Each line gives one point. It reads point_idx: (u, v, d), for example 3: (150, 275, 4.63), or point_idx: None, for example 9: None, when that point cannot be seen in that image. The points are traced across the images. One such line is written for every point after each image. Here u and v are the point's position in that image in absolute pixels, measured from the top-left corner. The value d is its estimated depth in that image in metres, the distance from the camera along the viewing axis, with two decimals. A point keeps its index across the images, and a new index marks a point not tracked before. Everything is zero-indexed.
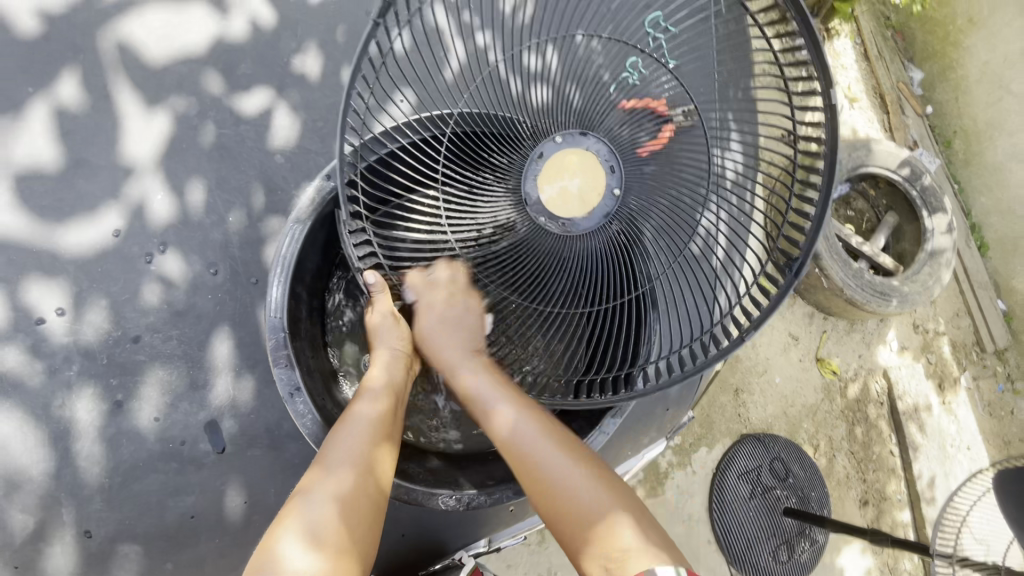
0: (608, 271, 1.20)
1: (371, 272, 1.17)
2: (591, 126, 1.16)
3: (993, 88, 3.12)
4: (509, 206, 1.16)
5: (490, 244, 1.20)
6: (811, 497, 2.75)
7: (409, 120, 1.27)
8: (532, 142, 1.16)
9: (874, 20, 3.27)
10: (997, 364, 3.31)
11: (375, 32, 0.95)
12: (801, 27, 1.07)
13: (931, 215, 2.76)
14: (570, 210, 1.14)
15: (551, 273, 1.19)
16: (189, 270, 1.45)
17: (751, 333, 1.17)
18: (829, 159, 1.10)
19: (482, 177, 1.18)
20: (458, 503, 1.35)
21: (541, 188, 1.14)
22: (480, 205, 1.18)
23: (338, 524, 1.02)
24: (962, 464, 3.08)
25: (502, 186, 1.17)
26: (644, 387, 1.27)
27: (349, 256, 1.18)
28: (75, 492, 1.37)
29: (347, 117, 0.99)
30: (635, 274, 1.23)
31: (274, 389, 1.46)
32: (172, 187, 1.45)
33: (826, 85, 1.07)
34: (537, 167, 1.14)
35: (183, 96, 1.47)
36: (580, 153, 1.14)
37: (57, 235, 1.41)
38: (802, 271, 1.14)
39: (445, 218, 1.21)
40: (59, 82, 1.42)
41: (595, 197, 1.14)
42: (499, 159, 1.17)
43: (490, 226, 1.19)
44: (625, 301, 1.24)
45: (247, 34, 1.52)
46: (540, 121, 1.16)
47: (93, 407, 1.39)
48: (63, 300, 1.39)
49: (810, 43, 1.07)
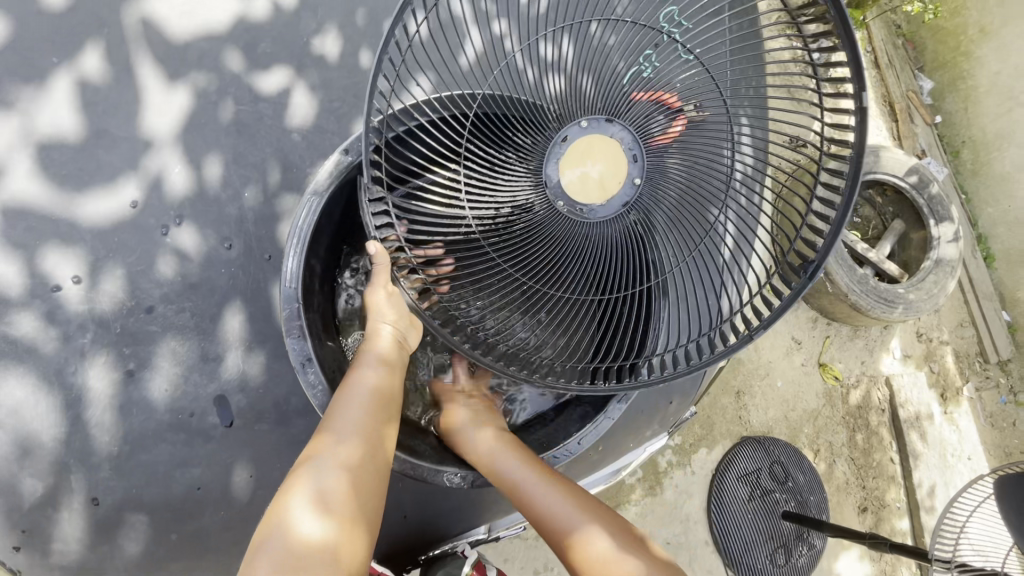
0: (621, 260, 1.22)
1: (376, 240, 1.26)
2: (616, 113, 1.16)
3: (1003, 100, 3.08)
4: (529, 187, 1.16)
5: (506, 224, 1.20)
6: (810, 501, 2.75)
7: (436, 97, 1.28)
8: (556, 126, 1.15)
9: (885, 28, 3.28)
10: (999, 376, 3.30)
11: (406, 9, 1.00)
12: (837, 23, 1.06)
13: (937, 223, 2.74)
14: (588, 197, 1.15)
15: (568, 257, 1.21)
16: (204, 243, 1.47)
17: (758, 332, 1.18)
18: (854, 164, 1.10)
19: (505, 155, 1.18)
20: (461, 481, 1.38)
21: (562, 172, 1.14)
22: (501, 184, 1.18)
23: (346, 492, 1.03)
24: (962, 474, 3.05)
25: (523, 166, 1.16)
26: (649, 378, 1.28)
27: (367, 224, 1.22)
28: (85, 459, 1.39)
29: (375, 86, 1.03)
30: (649, 264, 1.24)
31: (284, 364, 1.48)
32: (190, 161, 1.47)
33: (856, 87, 1.06)
34: (561, 151, 1.14)
35: (204, 73, 1.49)
36: (602, 140, 1.14)
37: (75, 204, 1.42)
38: (815, 274, 1.14)
39: (464, 193, 1.20)
40: (83, 53, 1.44)
41: (613, 184, 1.16)
42: (522, 139, 1.16)
43: (508, 206, 1.18)
44: (638, 291, 1.26)
45: (268, 14, 1.53)
46: (559, 103, 1.15)
47: (105, 374, 1.41)
48: (79, 268, 1.41)
49: (847, 40, 1.06)
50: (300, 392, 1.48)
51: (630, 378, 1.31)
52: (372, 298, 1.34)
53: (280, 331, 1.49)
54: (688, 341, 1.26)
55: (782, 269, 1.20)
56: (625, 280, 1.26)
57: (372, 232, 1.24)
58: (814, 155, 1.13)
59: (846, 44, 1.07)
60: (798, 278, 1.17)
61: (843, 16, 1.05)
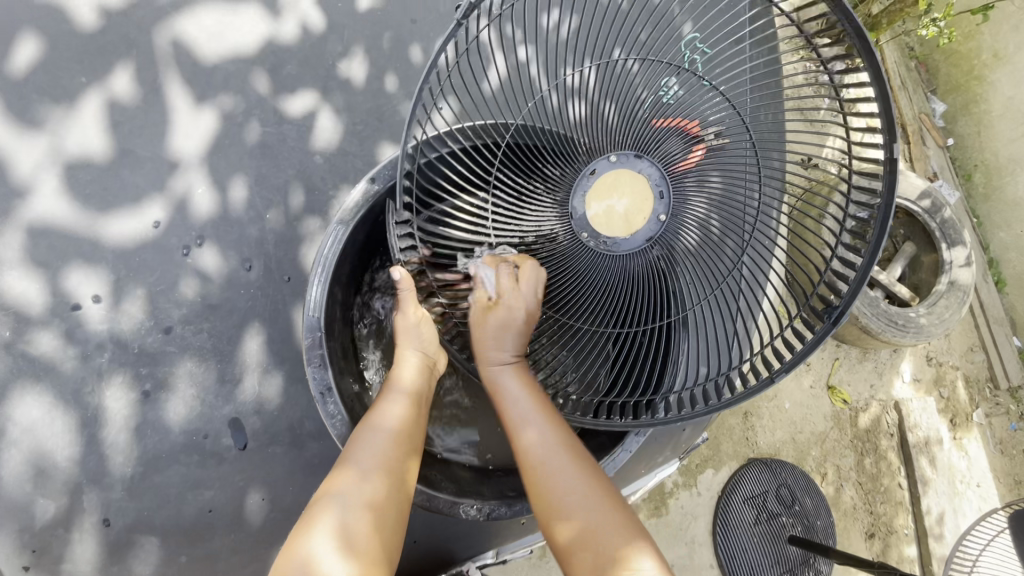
0: (643, 295, 1.20)
1: (400, 265, 1.25)
2: (645, 149, 1.14)
3: (1016, 125, 2.99)
4: (554, 218, 1.16)
5: (531, 250, 1.24)
6: (818, 526, 2.71)
7: (469, 125, 1.29)
8: (585, 158, 1.14)
9: (897, 51, 3.24)
10: (1009, 402, 3.19)
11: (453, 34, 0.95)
12: (862, 56, 1.04)
13: (949, 247, 2.71)
14: (611, 230, 1.14)
15: (586, 288, 1.20)
16: (225, 264, 1.46)
17: (780, 375, 1.14)
18: (884, 211, 1.08)
19: (532, 186, 1.18)
20: (478, 513, 1.33)
21: (589, 204, 1.13)
22: (527, 214, 1.19)
23: (369, 531, 1.01)
24: (971, 501, 2.99)
25: (549, 198, 1.16)
26: (666, 416, 1.25)
27: (392, 247, 1.23)
28: (99, 480, 1.38)
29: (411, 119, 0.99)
30: (671, 299, 1.22)
31: (301, 387, 1.47)
32: (214, 182, 1.47)
33: (888, 136, 1.06)
34: (588, 184, 1.14)
35: (231, 94, 1.50)
36: (632, 174, 1.13)
37: (99, 222, 1.42)
38: (840, 319, 1.12)
39: (490, 223, 1.23)
40: (111, 74, 1.45)
41: (638, 220, 1.15)
42: (550, 171, 1.16)
43: (532, 234, 1.21)
44: (659, 326, 1.23)
45: (296, 37, 1.54)
46: (586, 134, 1.14)
47: (123, 395, 1.40)
48: (100, 288, 1.41)
49: (875, 82, 1.04)
50: (315, 415, 1.47)
51: (645, 415, 1.28)
52: (399, 324, 1.34)
53: (298, 353, 1.48)
54: (706, 380, 1.23)
55: (806, 311, 1.18)
56: (646, 314, 1.24)
57: (396, 253, 1.26)
58: (845, 198, 1.10)
59: (874, 79, 1.04)
60: (822, 323, 1.16)
61: (871, 50, 1.02)
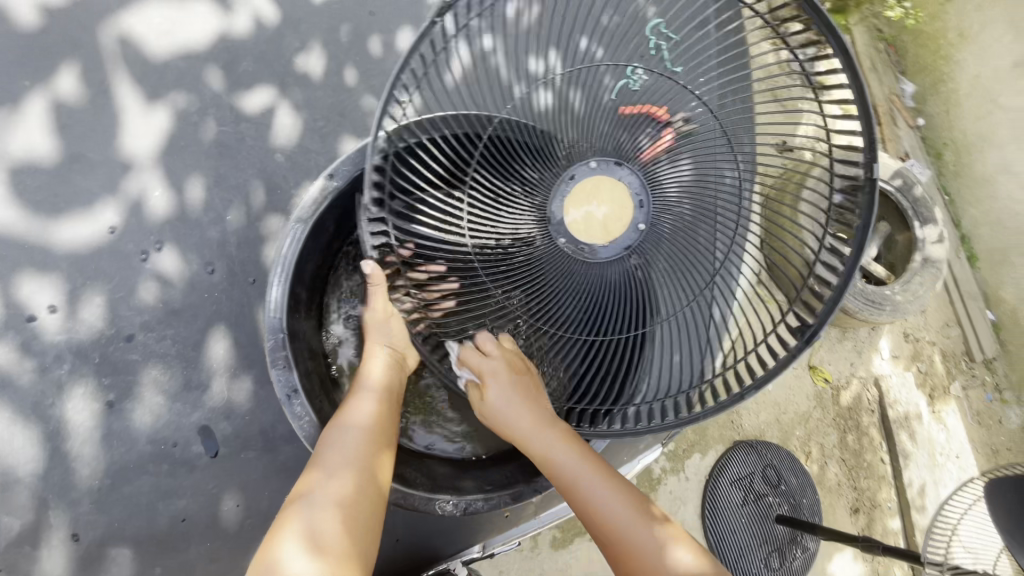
0: (619, 304, 1.18)
1: (371, 260, 1.25)
2: (626, 156, 1.13)
3: (982, 102, 3.02)
4: (532, 222, 1.13)
5: (506, 254, 1.17)
6: (804, 504, 2.74)
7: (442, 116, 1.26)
8: (565, 162, 1.13)
9: (865, 34, 3.25)
10: (985, 373, 3.25)
11: (432, 28, 1.02)
12: (841, 62, 1.03)
13: (921, 225, 2.75)
14: (590, 236, 1.12)
15: (561, 294, 1.17)
16: (186, 268, 1.43)
17: (750, 392, 1.13)
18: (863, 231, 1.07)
19: (510, 187, 1.14)
20: (454, 508, 1.33)
21: (568, 210, 1.11)
22: (504, 216, 1.15)
23: (340, 530, 0.99)
24: (951, 472, 3.05)
25: (528, 201, 1.13)
26: (635, 427, 1.22)
27: (365, 241, 1.19)
28: (64, 494, 1.34)
29: (387, 102, 1.00)
30: (648, 309, 1.20)
31: (270, 390, 1.44)
32: (171, 184, 1.44)
33: (868, 157, 1.04)
34: (568, 189, 1.12)
35: (183, 92, 1.46)
36: (612, 181, 1.12)
37: (51, 229, 1.38)
38: (813, 339, 1.10)
39: (466, 223, 1.19)
40: (58, 76, 1.40)
41: (618, 228, 1.13)
42: (530, 173, 1.13)
43: (509, 237, 1.16)
44: (634, 335, 1.21)
45: (250, 32, 1.51)
46: (563, 133, 1.13)
47: (85, 406, 1.37)
48: (55, 297, 1.37)
49: (850, 75, 1.02)
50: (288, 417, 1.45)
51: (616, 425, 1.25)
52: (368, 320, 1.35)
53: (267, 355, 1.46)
54: (676, 394, 1.21)
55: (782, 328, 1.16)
56: (621, 323, 1.21)
57: (370, 250, 1.22)
58: (826, 216, 1.08)
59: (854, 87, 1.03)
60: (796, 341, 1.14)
61: (846, 56, 1.02)
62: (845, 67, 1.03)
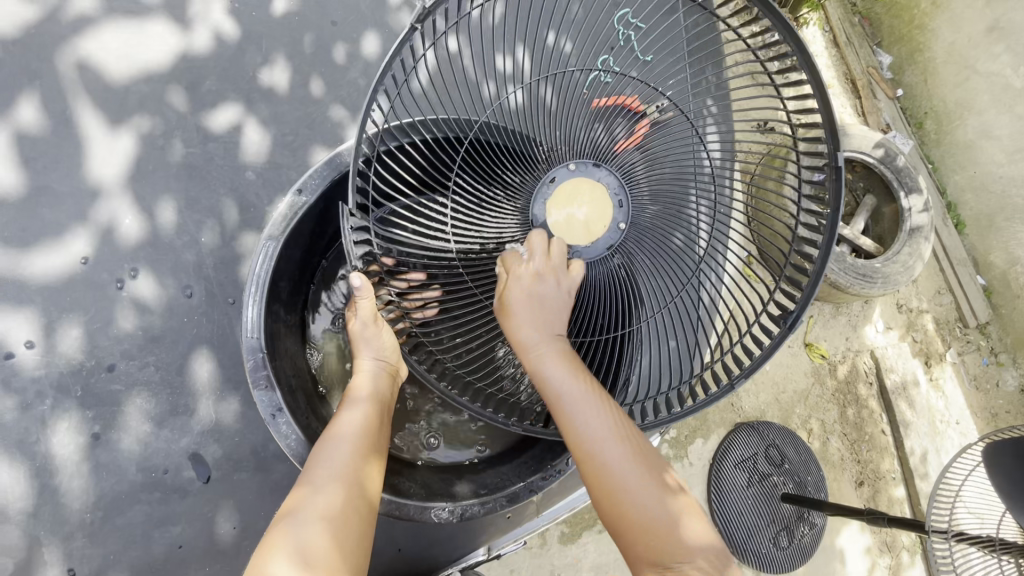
0: (605, 304, 1.16)
1: (360, 272, 1.14)
2: (603, 157, 1.10)
3: (959, 69, 3.03)
4: (515, 226, 1.12)
5: (490, 257, 1.17)
6: (808, 481, 2.73)
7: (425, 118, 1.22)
8: (545, 165, 1.09)
9: (841, 7, 3.19)
10: (979, 338, 3.25)
11: (413, 37, 0.96)
12: (796, 59, 1.03)
13: (907, 195, 2.74)
14: (573, 238, 1.11)
15: None
16: (164, 293, 1.42)
17: (739, 382, 1.12)
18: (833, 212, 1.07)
19: (492, 192, 1.12)
20: (451, 515, 1.31)
21: (549, 212, 1.09)
22: (487, 220, 1.13)
23: (328, 542, 0.97)
24: (952, 438, 3.07)
25: (511, 205, 1.11)
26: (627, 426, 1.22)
27: (349, 253, 1.12)
28: (56, 530, 1.33)
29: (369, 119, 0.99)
30: (634, 306, 1.17)
31: (258, 410, 1.43)
32: (142, 209, 1.42)
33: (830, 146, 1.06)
34: (548, 192, 1.08)
35: (147, 115, 1.45)
36: (592, 183, 1.08)
37: (23, 262, 1.36)
38: (795, 325, 1.10)
39: (450, 227, 1.15)
40: (17, 107, 1.38)
41: (599, 228, 1.11)
42: (510, 177, 1.10)
43: (494, 241, 1.16)
44: (622, 334, 1.18)
45: (210, 49, 1.49)
46: (543, 137, 1.08)
47: (71, 440, 1.35)
48: (32, 333, 1.35)
49: (800, 57, 1.02)
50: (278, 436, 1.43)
51: None
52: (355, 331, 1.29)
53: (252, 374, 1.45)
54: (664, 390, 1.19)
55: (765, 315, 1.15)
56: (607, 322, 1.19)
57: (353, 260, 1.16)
58: (797, 195, 1.07)
59: (806, 74, 1.03)
60: (779, 327, 1.13)
61: (801, 53, 1.01)
62: (789, 43, 1.02)
